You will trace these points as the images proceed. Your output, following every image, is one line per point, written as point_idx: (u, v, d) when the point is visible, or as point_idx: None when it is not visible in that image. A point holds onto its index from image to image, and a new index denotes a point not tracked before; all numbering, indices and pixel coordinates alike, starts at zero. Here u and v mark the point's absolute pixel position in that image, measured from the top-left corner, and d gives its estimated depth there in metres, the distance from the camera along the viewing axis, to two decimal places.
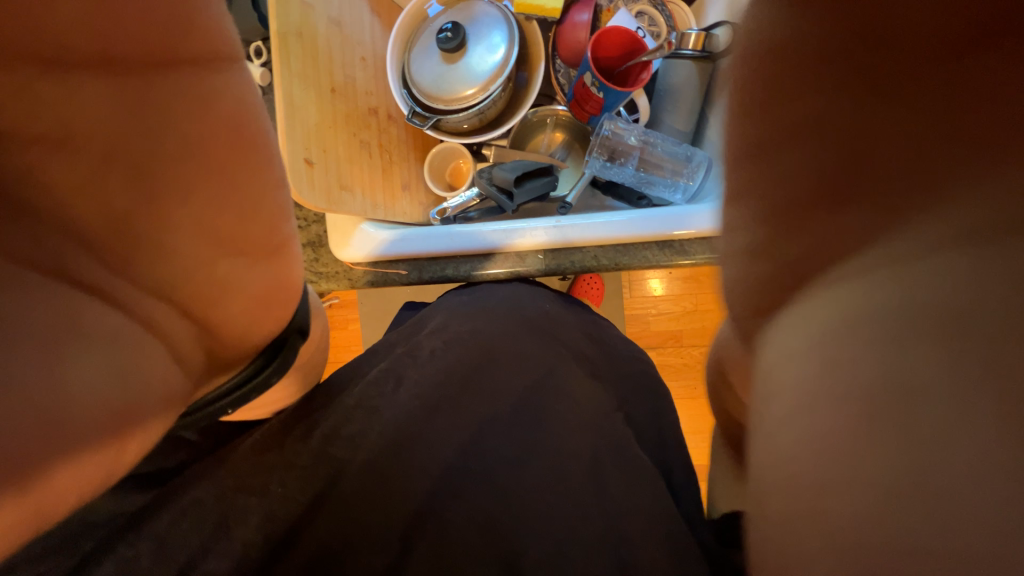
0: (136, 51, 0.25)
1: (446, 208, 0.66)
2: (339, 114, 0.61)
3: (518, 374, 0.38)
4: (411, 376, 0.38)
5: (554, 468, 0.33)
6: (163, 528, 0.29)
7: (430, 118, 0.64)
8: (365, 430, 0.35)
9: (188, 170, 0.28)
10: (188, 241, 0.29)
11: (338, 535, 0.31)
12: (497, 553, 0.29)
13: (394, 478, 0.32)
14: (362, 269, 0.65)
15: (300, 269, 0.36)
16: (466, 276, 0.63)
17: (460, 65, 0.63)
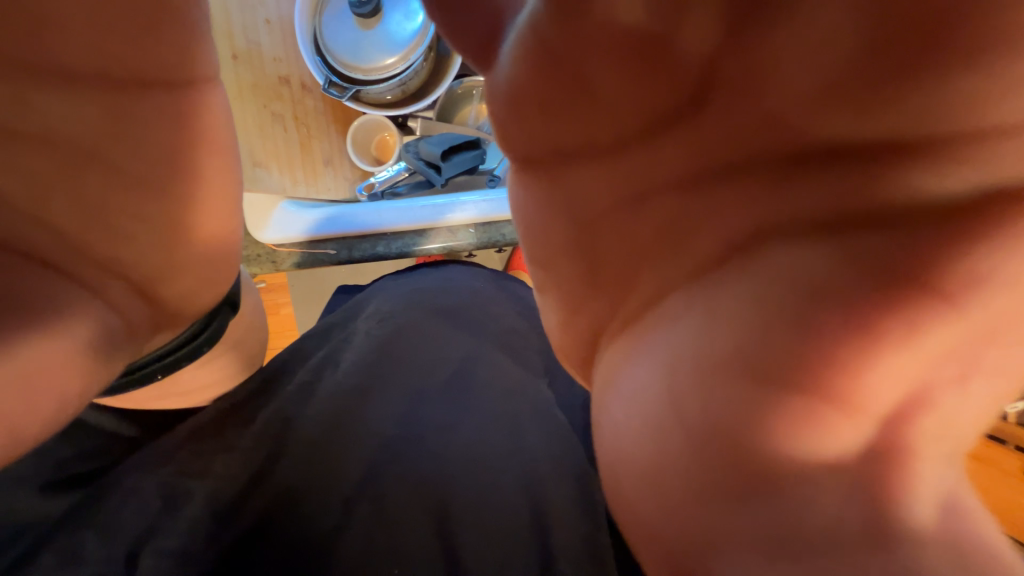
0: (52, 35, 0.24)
1: (373, 183, 0.65)
2: (243, 82, 0.61)
3: (453, 354, 0.40)
4: (347, 356, 0.40)
5: (484, 441, 0.36)
6: (106, 514, 0.31)
7: (349, 89, 0.61)
8: (297, 407, 0.36)
9: (129, 152, 0.28)
10: (139, 220, 0.29)
11: (276, 508, 0.33)
12: (428, 507, 0.33)
13: (331, 453, 0.34)
14: (286, 251, 0.62)
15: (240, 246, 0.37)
16: (398, 254, 0.63)
17: (376, 32, 0.60)
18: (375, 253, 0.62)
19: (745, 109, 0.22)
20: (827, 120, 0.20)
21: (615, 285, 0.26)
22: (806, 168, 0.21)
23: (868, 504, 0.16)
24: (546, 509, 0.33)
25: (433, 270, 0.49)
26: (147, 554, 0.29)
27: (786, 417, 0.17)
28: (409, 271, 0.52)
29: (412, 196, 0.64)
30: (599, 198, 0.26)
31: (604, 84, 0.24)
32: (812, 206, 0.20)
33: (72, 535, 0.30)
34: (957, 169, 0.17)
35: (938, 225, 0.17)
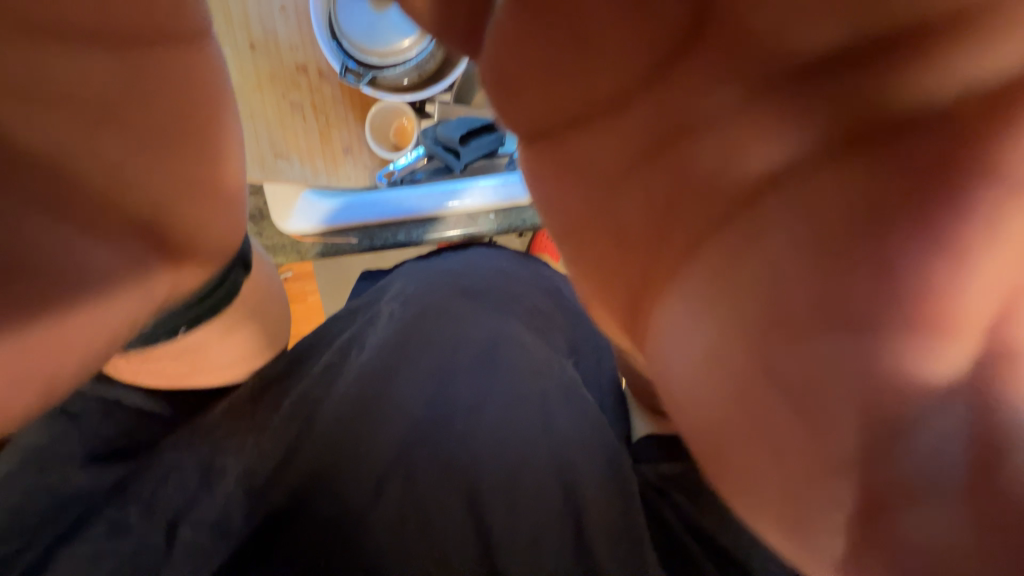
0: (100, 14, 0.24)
1: (393, 170, 0.65)
2: (263, 72, 0.62)
3: (477, 335, 0.40)
4: (369, 338, 0.40)
5: (510, 421, 0.35)
6: (148, 491, 0.33)
7: (365, 74, 0.61)
8: (322, 389, 0.37)
9: (158, 122, 0.27)
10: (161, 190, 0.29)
11: (309, 483, 0.34)
12: (456, 487, 0.33)
13: (358, 434, 0.35)
14: (311, 241, 0.61)
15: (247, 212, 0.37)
16: (419, 241, 0.62)
17: (389, 15, 0.61)
18: (396, 241, 0.61)
19: (776, 56, 0.20)
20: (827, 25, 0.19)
21: (644, 248, 0.23)
22: (852, 91, 0.19)
23: (966, 434, 0.15)
24: (580, 487, 0.33)
25: (454, 254, 0.49)
26: (187, 524, 0.32)
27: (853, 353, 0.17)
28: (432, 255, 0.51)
29: (432, 181, 0.64)
30: (614, 157, 0.24)
31: (609, 38, 0.22)
32: (842, 125, 0.19)
33: (118, 509, 0.32)
34: (987, 53, 0.16)
35: (984, 129, 0.16)
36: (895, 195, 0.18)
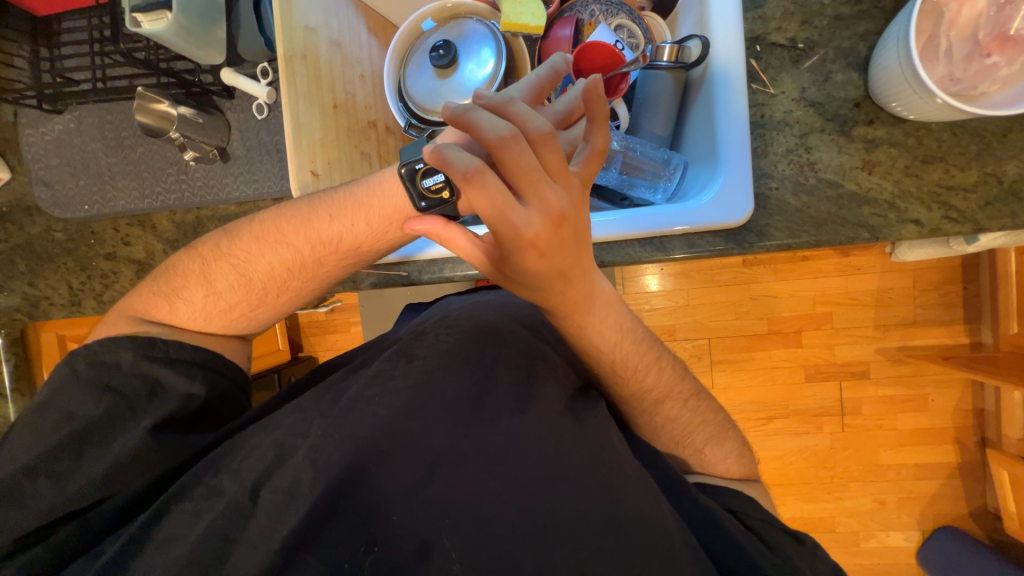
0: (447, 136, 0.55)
1: None
2: (341, 126, 0.69)
3: (508, 357, 0.55)
4: (418, 355, 0.54)
5: (530, 422, 0.48)
6: (237, 466, 0.45)
7: (425, 129, 0.72)
8: (382, 396, 0.49)
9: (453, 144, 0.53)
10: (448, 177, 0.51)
11: (379, 460, 0.44)
12: (505, 473, 0.45)
13: (423, 422, 0.47)
14: (365, 272, 0.71)
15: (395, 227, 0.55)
16: (462, 278, 0.68)
17: (451, 80, 0.71)
18: (444, 275, 0.68)
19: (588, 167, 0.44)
20: (589, 171, 0.44)
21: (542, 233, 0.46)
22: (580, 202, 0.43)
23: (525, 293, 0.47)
24: (615, 487, 0.45)
25: (493, 305, 0.63)
26: (268, 488, 0.43)
27: (559, 316, 0.49)
28: (479, 304, 0.65)
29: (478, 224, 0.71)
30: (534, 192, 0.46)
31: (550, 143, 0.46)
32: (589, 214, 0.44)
33: (212, 477, 0.45)
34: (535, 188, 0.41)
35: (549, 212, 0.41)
36: (565, 270, 0.44)
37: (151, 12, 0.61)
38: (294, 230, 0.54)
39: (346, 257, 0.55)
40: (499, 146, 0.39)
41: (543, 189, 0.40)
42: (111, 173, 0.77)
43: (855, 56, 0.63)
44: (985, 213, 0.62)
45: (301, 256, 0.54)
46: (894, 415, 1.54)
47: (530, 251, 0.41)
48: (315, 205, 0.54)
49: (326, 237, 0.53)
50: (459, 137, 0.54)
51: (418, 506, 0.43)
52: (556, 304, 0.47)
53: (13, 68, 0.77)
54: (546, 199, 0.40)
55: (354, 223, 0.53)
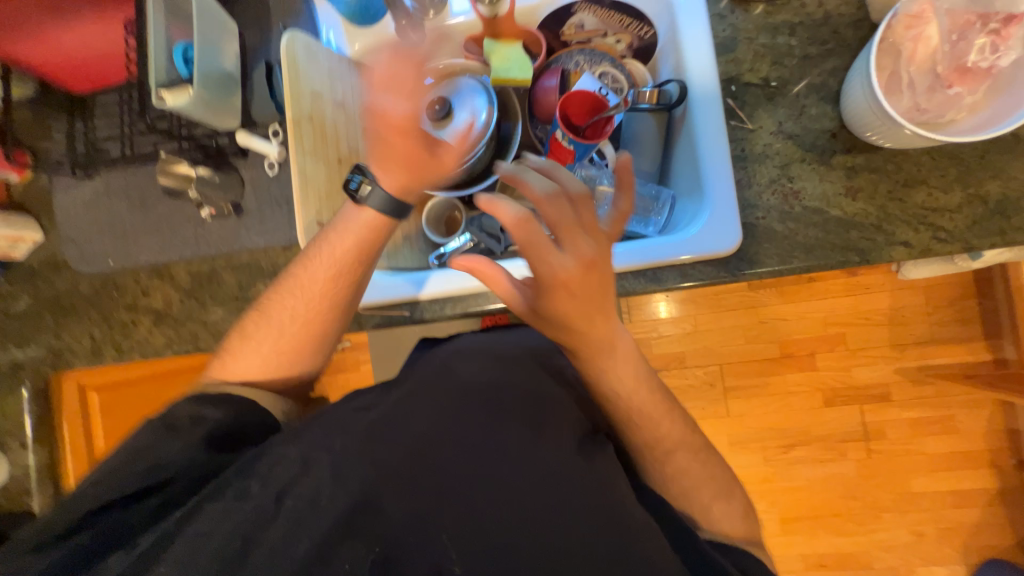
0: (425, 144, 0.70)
1: (443, 253, 0.79)
2: (346, 178, 0.74)
3: (511, 393, 0.53)
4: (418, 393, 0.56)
5: (530, 465, 0.47)
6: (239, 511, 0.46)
7: (424, 176, 0.77)
8: None
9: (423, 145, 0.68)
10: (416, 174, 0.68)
11: (377, 501, 0.45)
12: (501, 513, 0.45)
13: (423, 462, 0.47)
14: (369, 313, 0.75)
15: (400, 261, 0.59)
16: (461, 313, 0.73)
17: (448, 130, 0.75)
18: (443, 312, 0.72)
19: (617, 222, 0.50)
20: (616, 225, 0.49)
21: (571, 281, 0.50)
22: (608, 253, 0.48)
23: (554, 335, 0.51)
24: (613, 524, 0.44)
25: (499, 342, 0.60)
26: (267, 534, 0.44)
27: (582, 358, 0.52)
28: (482, 341, 0.61)
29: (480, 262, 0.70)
30: None
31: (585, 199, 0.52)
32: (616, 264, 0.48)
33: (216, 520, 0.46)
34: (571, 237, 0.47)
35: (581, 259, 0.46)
36: (592, 315, 0.48)
37: (174, 89, 0.66)
38: (315, 258, 0.68)
39: (354, 266, 0.68)
40: (542, 199, 0.46)
41: (577, 239, 0.46)
42: (134, 230, 0.82)
43: (827, 90, 0.67)
44: (973, 232, 0.62)
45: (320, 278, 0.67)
46: (922, 439, 1.47)
47: (562, 292, 0.46)
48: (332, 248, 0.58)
49: (335, 251, 0.67)
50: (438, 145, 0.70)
51: (428, 537, 0.44)
52: (583, 349, 0.50)
53: (52, 141, 0.84)
54: (579, 248, 0.45)
55: (351, 235, 0.67)
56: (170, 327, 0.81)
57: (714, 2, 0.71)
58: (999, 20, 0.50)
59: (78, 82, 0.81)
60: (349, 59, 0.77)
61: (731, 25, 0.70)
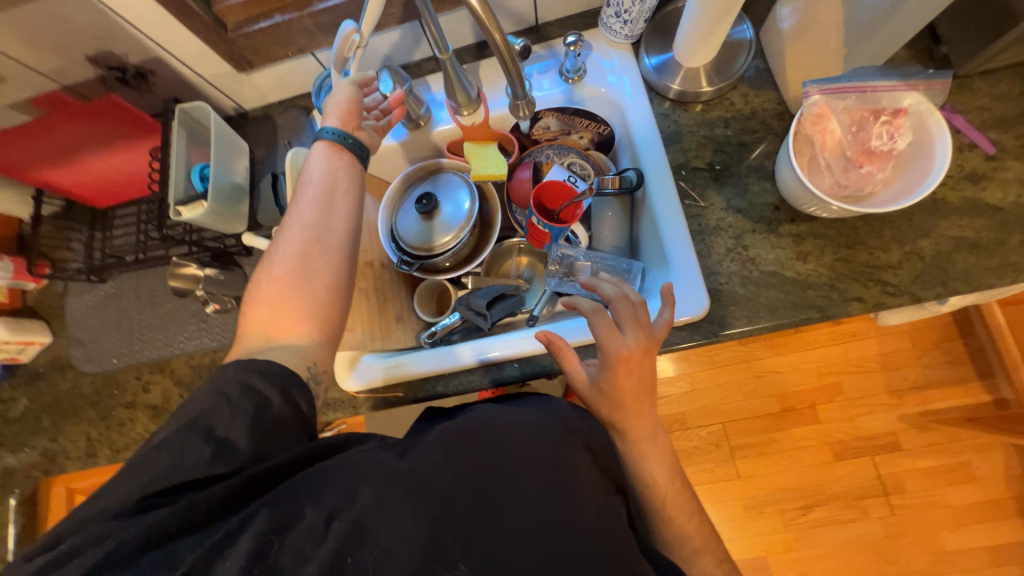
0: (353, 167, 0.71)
1: (434, 330, 0.83)
2: None
3: (518, 473, 0.50)
4: None
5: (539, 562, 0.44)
6: None
7: (415, 263, 0.84)
8: None
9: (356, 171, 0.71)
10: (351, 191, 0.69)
11: None
12: None
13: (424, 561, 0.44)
14: (365, 396, 0.79)
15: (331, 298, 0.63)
16: (454, 390, 0.77)
17: (436, 222, 0.84)
18: (437, 390, 0.76)
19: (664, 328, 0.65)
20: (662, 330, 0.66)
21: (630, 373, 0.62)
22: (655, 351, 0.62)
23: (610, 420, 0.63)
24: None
25: (515, 415, 0.56)
26: None
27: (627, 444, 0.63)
28: (483, 411, 0.59)
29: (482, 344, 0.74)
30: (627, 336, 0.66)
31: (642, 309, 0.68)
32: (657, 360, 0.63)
33: None
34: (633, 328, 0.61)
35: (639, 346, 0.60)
36: (636, 403, 0.61)
37: (191, 205, 0.75)
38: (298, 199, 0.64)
39: (336, 194, 0.65)
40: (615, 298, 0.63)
41: (635, 332, 0.61)
42: (140, 328, 0.87)
43: (764, 171, 0.76)
44: (918, 285, 0.68)
45: (306, 207, 0.63)
46: (941, 489, 1.41)
47: (625, 369, 0.59)
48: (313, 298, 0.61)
49: (311, 187, 0.64)
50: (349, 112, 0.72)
51: None
52: (626, 429, 0.62)
53: (70, 250, 0.91)
54: (638, 336, 0.60)
55: (320, 162, 0.66)
56: None
57: (658, 103, 0.83)
58: (888, 113, 0.60)
59: (101, 198, 0.89)
60: None
61: (675, 121, 0.81)
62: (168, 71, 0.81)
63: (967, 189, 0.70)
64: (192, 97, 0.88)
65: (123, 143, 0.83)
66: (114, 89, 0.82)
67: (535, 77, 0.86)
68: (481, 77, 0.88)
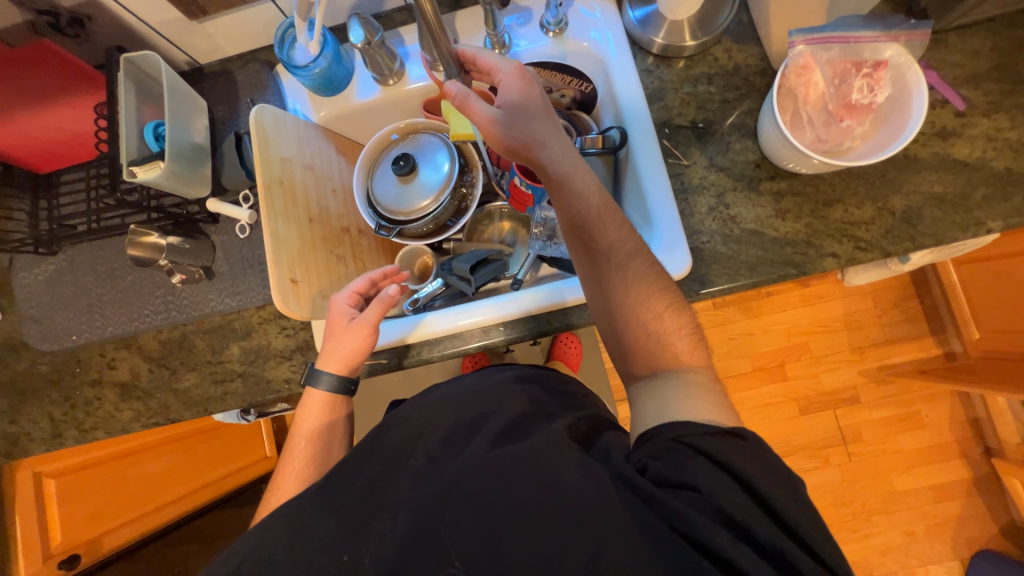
0: (348, 300, 0.72)
1: (418, 298, 0.82)
2: (317, 236, 0.77)
3: None
4: (396, 436, 0.55)
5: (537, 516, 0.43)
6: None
7: (394, 228, 0.82)
8: (362, 484, 0.49)
9: (346, 301, 0.71)
10: (343, 328, 0.70)
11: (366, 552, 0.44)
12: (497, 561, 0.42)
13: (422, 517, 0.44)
14: None
15: (330, 414, 0.68)
16: (439, 355, 0.77)
17: (414, 185, 0.81)
18: (422, 356, 0.76)
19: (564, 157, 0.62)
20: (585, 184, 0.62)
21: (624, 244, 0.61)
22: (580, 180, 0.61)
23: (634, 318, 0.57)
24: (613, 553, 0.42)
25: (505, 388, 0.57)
26: None
27: (654, 322, 0.56)
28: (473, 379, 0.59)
29: (478, 303, 0.77)
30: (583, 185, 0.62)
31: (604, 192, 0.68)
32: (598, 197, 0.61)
33: None
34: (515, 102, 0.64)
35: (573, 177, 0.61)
36: (640, 269, 0.59)
37: (146, 164, 0.70)
38: (290, 449, 0.65)
39: (331, 436, 0.68)
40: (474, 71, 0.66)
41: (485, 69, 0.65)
42: (99, 303, 0.81)
43: (747, 128, 0.76)
44: (888, 240, 0.70)
45: (299, 462, 0.64)
46: (895, 436, 1.52)
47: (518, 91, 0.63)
48: (311, 415, 0.68)
49: (305, 434, 0.66)
50: (347, 359, 0.68)
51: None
52: (643, 295, 0.57)
53: (11, 221, 0.83)
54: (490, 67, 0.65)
55: (310, 418, 0.67)
56: (138, 401, 0.80)
57: (641, 59, 0.81)
58: (869, 66, 0.60)
59: (42, 160, 0.81)
60: (316, 125, 0.82)
61: (658, 78, 0.80)
62: (108, 16, 0.73)
63: (937, 145, 0.72)
64: (138, 48, 0.80)
65: (60, 96, 0.75)
66: (47, 37, 0.74)
67: (516, 30, 0.83)
68: (458, 29, 0.83)
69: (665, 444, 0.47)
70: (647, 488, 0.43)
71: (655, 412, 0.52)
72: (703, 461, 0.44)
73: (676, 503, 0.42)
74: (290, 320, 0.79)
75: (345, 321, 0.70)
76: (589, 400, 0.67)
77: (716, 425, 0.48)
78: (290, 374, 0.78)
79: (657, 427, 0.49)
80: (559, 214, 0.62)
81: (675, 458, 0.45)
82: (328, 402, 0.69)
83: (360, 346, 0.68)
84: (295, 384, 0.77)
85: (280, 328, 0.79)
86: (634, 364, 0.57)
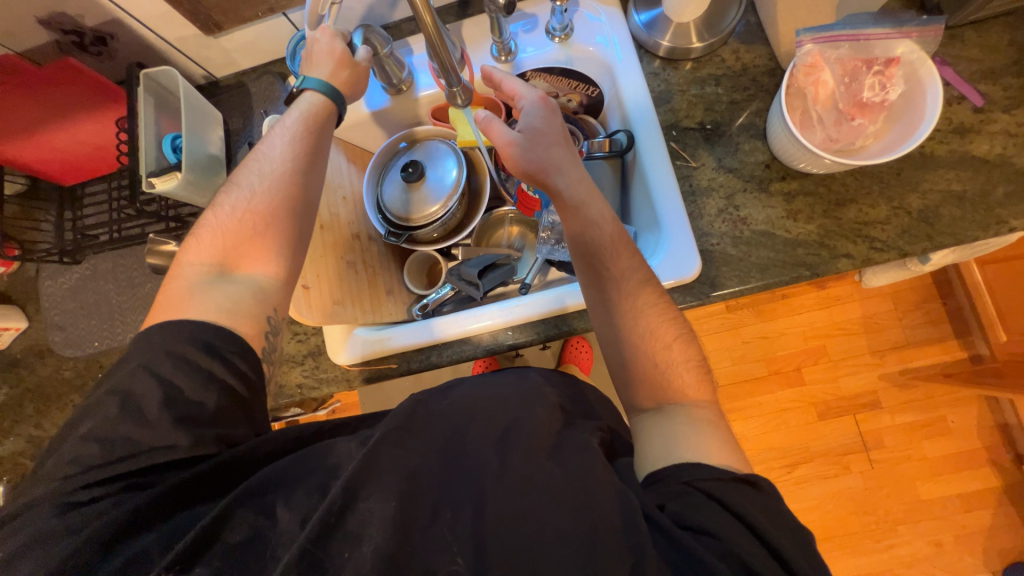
0: (270, 147, 0.62)
1: (427, 303, 0.83)
2: (328, 243, 0.78)
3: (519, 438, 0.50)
4: None
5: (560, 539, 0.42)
6: None
7: (403, 234, 0.82)
8: None
9: (267, 154, 0.61)
10: (259, 179, 0.59)
11: None
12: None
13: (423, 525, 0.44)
14: (357, 369, 0.78)
15: (220, 276, 0.55)
16: (447, 360, 0.77)
17: (422, 191, 0.82)
18: (429, 361, 0.76)
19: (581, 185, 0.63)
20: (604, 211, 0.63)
21: (629, 251, 0.62)
22: (595, 208, 0.62)
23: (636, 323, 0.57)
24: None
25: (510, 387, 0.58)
26: None
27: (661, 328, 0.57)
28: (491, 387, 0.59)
29: (484, 308, 0.78)
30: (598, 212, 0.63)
31: None
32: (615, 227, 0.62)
33: None
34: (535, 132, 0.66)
35: (589, 204, 0.62)
36: (650, 286, 0.60)
37: (165, 175, 0.72)
38: (169, 290, 0.54)
39: (203, 304, 0.52)
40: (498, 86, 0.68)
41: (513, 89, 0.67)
42: (120, 309, 0.84)
43: (755, 129, 0.75)
44: (905, 239, 0.68)
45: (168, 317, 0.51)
46: (918, 442, 1.47)
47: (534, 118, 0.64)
48: (196, 268, 0.55)
49: (187, 276, 0.54)
50: (259, 191, 0.59)
51: None
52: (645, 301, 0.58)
53: (38, 231, 0.86)
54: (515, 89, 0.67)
55: (197, 261, 0.56)
56: None
57: (648, 62, 0.81)
58: (880, 63, 0.60)
59: (66, 173, 0.85)
60: None
61: (664, 80, 0.80)
62: (129, 34, 0.76)
63: (954, 142, 0.70)
64: (158, 64, 0.83)
65: (85, 109, 0.79)
66: (72, 55, 0.77)
67: (522, 37, 0.83)
68: (465, 38, 0.84)
69: (677, 489, 0.45)
70: (665, 529, 0.42)
71: (662, 451, 0.49)
72: (718, 508, 0.42)
73: (699, 550, 0.40)
74: (303, 325, 0.80)
75: (266, 161, 0.61)
76: (597, 404, 0.67)
77: (729, 471, 0.46)
78: (302, 378, 0.79)
79: (667, 469, 0.47)
80: (570, 237, 0.63)
81: (689, 503, 0.43)
82: (221, 251, 0.56)
83: (273, 238, 0.58)
84: (308, 388, 0.78)
85: (293, 333, 0.80)
86: (640, 369, 0.56)
